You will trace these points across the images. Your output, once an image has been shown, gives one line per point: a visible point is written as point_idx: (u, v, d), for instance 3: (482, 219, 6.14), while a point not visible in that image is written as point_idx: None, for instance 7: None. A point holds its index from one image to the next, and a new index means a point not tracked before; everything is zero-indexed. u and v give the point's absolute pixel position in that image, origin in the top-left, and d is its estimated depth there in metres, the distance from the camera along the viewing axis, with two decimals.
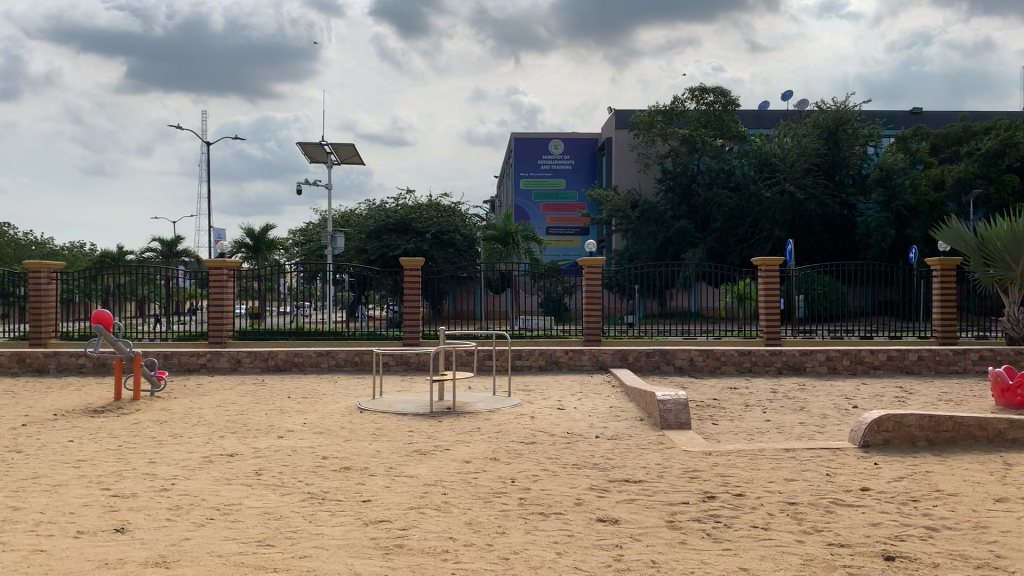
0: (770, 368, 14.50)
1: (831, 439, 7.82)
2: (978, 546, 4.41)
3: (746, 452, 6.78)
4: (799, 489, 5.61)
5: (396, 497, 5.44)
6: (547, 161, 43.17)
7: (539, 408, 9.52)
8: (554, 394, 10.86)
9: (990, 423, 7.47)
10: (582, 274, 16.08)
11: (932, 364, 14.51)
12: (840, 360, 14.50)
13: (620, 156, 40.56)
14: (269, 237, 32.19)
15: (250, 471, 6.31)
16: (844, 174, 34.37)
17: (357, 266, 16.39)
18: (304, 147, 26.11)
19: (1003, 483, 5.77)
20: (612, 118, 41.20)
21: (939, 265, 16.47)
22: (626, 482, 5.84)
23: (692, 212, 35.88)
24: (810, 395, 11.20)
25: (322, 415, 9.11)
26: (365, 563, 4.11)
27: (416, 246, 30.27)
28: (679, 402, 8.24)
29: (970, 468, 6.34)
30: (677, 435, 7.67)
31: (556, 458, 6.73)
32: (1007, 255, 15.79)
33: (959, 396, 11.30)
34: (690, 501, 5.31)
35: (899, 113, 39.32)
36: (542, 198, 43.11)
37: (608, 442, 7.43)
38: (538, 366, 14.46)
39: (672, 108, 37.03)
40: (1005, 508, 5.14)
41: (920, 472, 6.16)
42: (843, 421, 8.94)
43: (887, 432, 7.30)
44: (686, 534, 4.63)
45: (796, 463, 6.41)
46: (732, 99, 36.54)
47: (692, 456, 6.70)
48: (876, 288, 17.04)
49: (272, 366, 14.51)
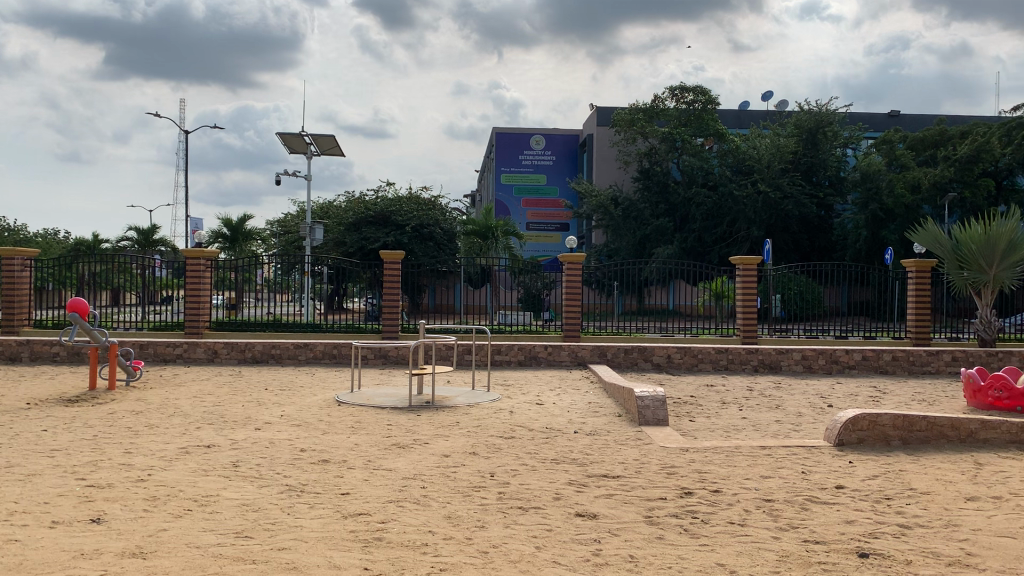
0: (745, 366, 14.60)
1: (806, 437, 7.91)
2: (948, 544, 4.48)
3: (723, 449, 6.83)
4: (775, 486, 5.67)
5: (375, 490, 5.44)
6: (528, 156, 43.13)
7: (518, 403, 9.53)
8: (533, 389, 10.88)
9: (962, 423, 7.57)
10: (562, 269, 16.09)
11: (905, 364, 14.69)
12: (815, 359, 14.66)
13: (601, 153, 40.60)
14: (247, 227, 31.89)
15: (227, 463, 6.27)
16: (821, 175, 34.56)
17: (335, 259, 16.20)
18: (284, 137, 25.90)
19: (974, 483, 5.88)
20: (593, 115, 41.19)
21: (915, 266, 16.60)
22: (604, 477, 5.88)
23: (671, 209, 36.01)
24: (785, 393, 11.34)
25: (299, 407, 9.08)
26: (344, 555, 4.11)
27: (396, 240, 30.23)
28: (657, 398, 8.29)
29: (942, 467, 6.44)
30: (655, 431, 7.71)
31: (535, 453, 6.75)
32: (981, 258, 16.06)
33: (931, 396, 11.48)
34: (668, 497, 5.35)
35: (877, 115, 39.77)
36: (522, 193, 43.07)
37: (586, 437, 7.46)
38: (517, 361, 14.48)
39: (653, 105, 37.16)
40: (975, 507, 5.24)
41: (893, 471, 6.23)
42: (817, 419, 9.05)
43: (862, 431, 7.39)
44: (664, 529, 4.67)
45: (772, 461, 6.47)
46: (714, 99, 36.64)
47: (669, 452, 6.75)
48: (851, 288, 17.14)
49: (248, 358, 14.42)
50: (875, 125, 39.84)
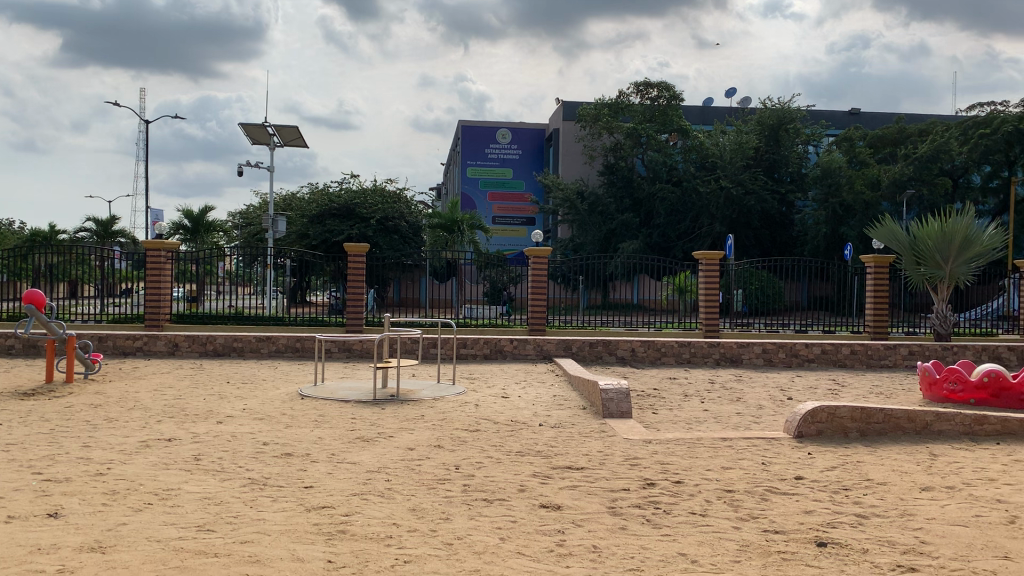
0: (707, 360, 14.76)
1: (767, 429, 8.02)
2: (904, 533, 4.59)
3: (685, 441, 6.90)
4: (736, 477, 5.75)
5: (339, 484, 5.41)
6: (494, 150, 43.05)
7: (483, 396, 9.54)
8: (498, 382, 10.90)
9: (918, 415, 7.73)
10: (527, 263, 16.11)
11: (863, 358, 14.96)
12: (775, 353, 14.87)
13: (566, 147, 40.69)
14: (208, 218, 31.45)
15: (189, 457, 6.20)
16: (783, 172, 35.00)
17: (298, 251, 16.03)
18: (246, 127, 25.57)
19: (928, 473, 6.01)
20: (559, 109, 41.27)
21: (873, 262, 16.91)
22: (568, 469, 5.92)
23: (635, 204, 36.21)
24: (746, 386, 11.49)
25: (262, 400, 9.00)
26: (307, 548, 4.09)
27: (360, 232, 30.03)
28: (621, 391, 8.36)
29: (898, 458, 6.57)
30: (619, 424, 7.77)
31: (500, 445, 6.76)
32: (937, 254, 16.42)
33: (889, 389, 11.72)
34: (631, 488, 5.40)
35: (838, 113, 40.36)
36: (488, 186, 43.03)
37: (551, 430, 7.49)
38: (483, 355, 14.48)
39: (618, 101, 37.39)
40: (929, 497, 5.36)
41: (851, 462, 6.35)
42: (778, 411, 9.18)
43: (821, 423, 7.52)
44: (627, 520, 4.71)
45: (733, 452, 6.55)
46: (677, 95, 37.08)
47: (633, 444, 6.81)
48: (811, 283, 17.45)
49: (210, 350, 14.25)
50: (836, 122, 40.43)
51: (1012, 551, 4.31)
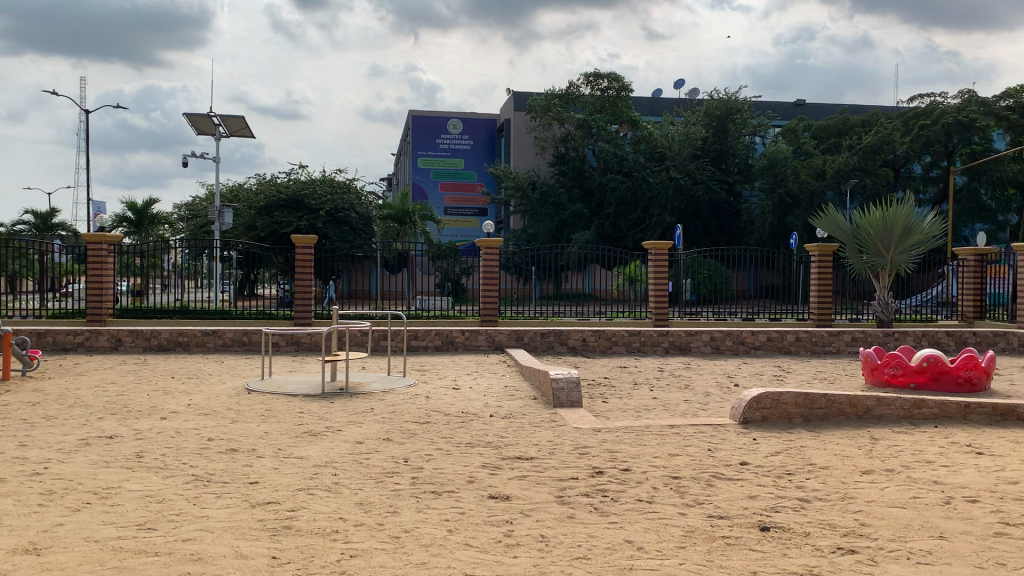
0: (657, 348, 14.92)
1: (713, 416, 8.15)
2: (844, 516, 4.69)
3: (634, 428, 6.96)
4: (682, 464, 5.82)
5: (285, 479, 5.35)
6: (445, 141, 42.86)
7: (434, 388, 9.52)
8: (449, 374, 10.89)
9: (860, 400, 7.90)
10: (479, 254, 16.09)
11: (808, 344, 15.26)
12: (723, 340, 15.09)
13: (517, 138, 40.68)
14: (152, 211, 30.81)
15: (130, 454, 6.07)
16: (730, 162, 35.46)
17: (246, 243, 15.78)
18: (190, 118, 25.07)
19: (869, 457, 6.15)
20: (510, 100, 41.24)
21: (817, 251, 17.25)
22: (517, 459, 5.93)
23: (586, 195, 36.36)
24: (694, 374, 11.65)
25: (208, 396, 8.85)
26: (251, 544, 4.03)
27: (309, 224, 29.68)
28: (571, 380, 8.40)
29: (840, 442, 6.72)
30: (568, 413, 7.81)
31: (449, 437, 6.75)
32: (879, 243, 16.81)
33: (832, 375, 12.00)
34: (580, 476, 5.43)
35: (784, 104, 41.01)
36: (439, 176, 42.84)
37: (501, 420, 7.50)
38: (434, 347, 14.43)
39: (568, 92, 37.51)
40: (869, 480, 5.48)
41: (794, 447, 6.47)
42: (725, 398, 9.32)
43: (765, 409, 7.65)
44: (574, 509, 4.74)
45: (681, 439, 6.63)
46: (626, 85, 37.34)
47: (582, 433, 6.85)
48: (758, 272, 17.77)
49: (154, 346, 13.97)
50: (782, 113, 41.07)
51: (946, 531, 4.43)
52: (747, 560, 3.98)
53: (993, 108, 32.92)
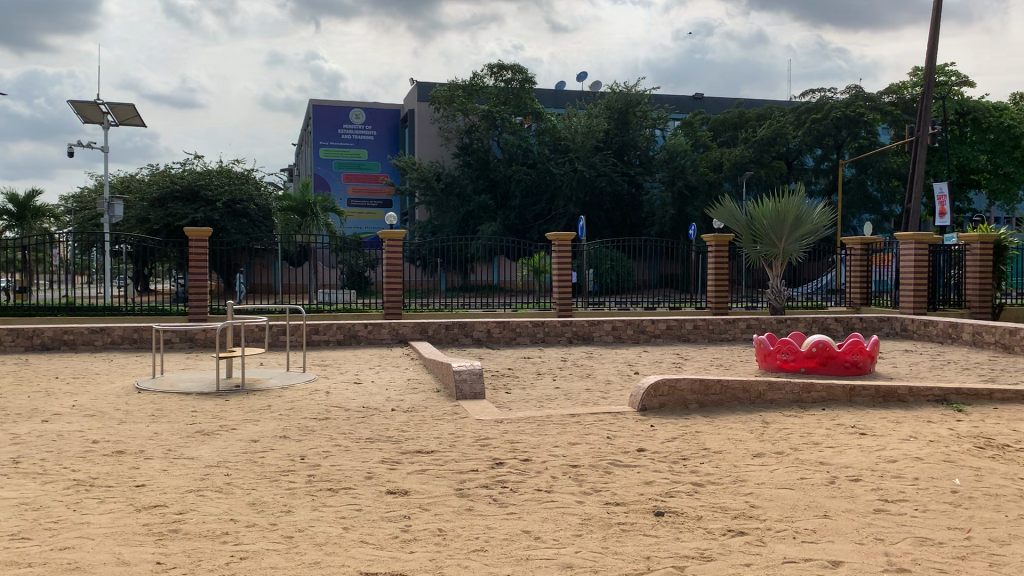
0: (561, 338, 15.09)
1: (613, 404, 8.28)
2: (735, 498, 4.83)
3: (535, 419, 7.02)
4: (581, 452, 5.89)
5: (174, 480, 5.17)
6: (348, 130, 42.20)
7: (335, 383, 9.37)
8: (350, 368, 10.75)
9: (752, 385, 8.17)
10: (382, 246, 15.89)
11: (705, 332, 15.69)
12: (624, 330, 15.36)
13: (421, 128, 40.39)
14: (35, 203, 29.28)
15: (5, 460, 5.75)
16: (632, 154, 36.11)
17: (137, 237, 15.15)
18: (76, 105, 23.91)
19: (760, 440, 6.36)
20: (413, 90, 40.89)
21: (714, 241, 17.76)
22: (417, 453, 5.89)
23: (491, 186, 36.39)
24: (596, 363, 11.82)
25: (95, 396, 8.48)
26: (134, 550, 3.87)
27: (205, 216, 28.78)
28: (473, 372, 8.39)
29: (733, 427, 6.93)
30: (470, 405, 7.81)
31: (349, 433, 6.65)
32: (772, 232, 17.42)
33: (727, 361, 12.38)
34: (479, 468, 5.43)
35: (682, 98, 42.03)
36: (342, 167, 42.18)
37: (402, 414, 7.44)
38: (336, 341, 14.18)
39: (472, 82, 37.41)
40: (760, 462, 5.67)
41: (690, 432, 6.64)
42: (625, 386, 9.50)
43: (663, 396, 7.82)
44: (473, 501, 4.74)
45: (580, 428, 6.71)
46: (530, 78, 37.13)
47: (484, 425, 6.85)
48: (659, 262, 18.18)
49: (37, 345, 13.30)
50: (681, 107, 42.08)
51: (830, 509, 4.62)
52: (641, 545, 4.06)
53: (879, 104, 34.49)
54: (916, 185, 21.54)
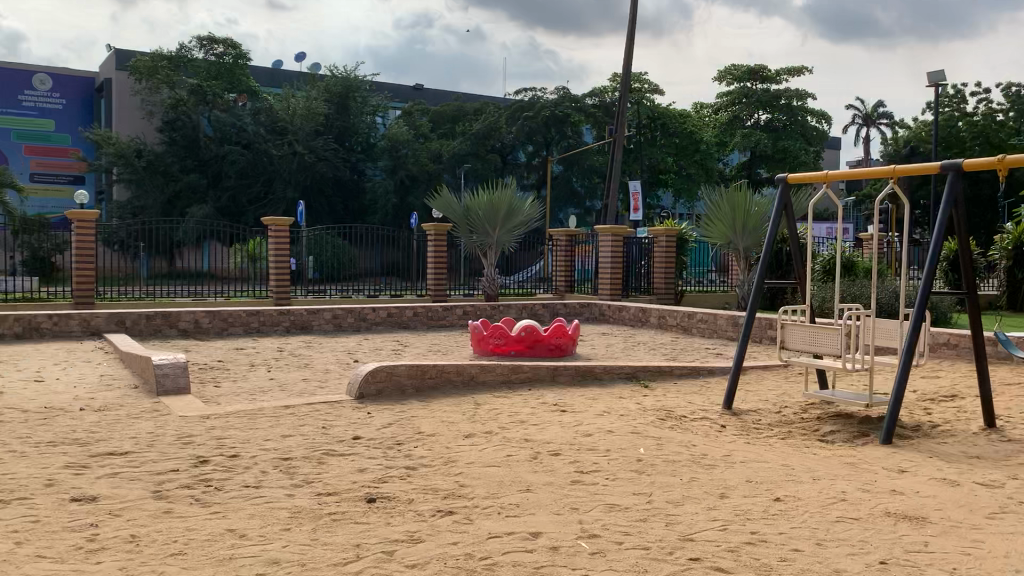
0: (277, 328, 14.65)
1: (328, 393, 8.18)
2: (446, 479, 4.98)
3: (245, 411, 6.75)
4: (293, 444, 5.75)
5: None
6: (30, 96, 37.63)
7: (11, 382, 8.33)
8: (30, 364, 9.61)
9: (464, 368, 8.44)
10: (71, 228, 14.43)
11: (424, 319, 15.99)
12: (344, 318, 15.22)
13: (121, 100, 37.01)
14: None
15: None
16: (352, 140, 35.85)
17: None
18: None
19: (471, 422, 6.59)
20: (110, 57, 37.33)
21: (433, 229, 18.29)
22: (110, 455, 5.41)
23: (202, 166, 34.23)
24: (312, 352, 11.59)
25: None
26: None
27: None
28: (177, 366, 7.89)
29: (446, 410, 7.13)
30: (173, 401, 7.32)
31: (26, 437, 5.94)
32: (486, 222, 18.36)
33: (444, 346, 12.72)
34: (182, 467, 5.10)
35: (403, 87, 42.64)
36: (22, 137, 37.57)
37: (93, 414, 6.79)
38: (13, 334, 12.61)
39: (178, 54, 34.89)
40: (470, 443, 5.88)
41: (404, 417, 6.73)
42: (341, 374, 9.43)
43: (379, 383, 7.87)
44: (173, 503, 4.44)
45: (293, 419, 6.55)
46: (243, 55, 35.72)
47: (188, 421, 6.45)
48: (380, 250, 18.26)
49: None
50: (400, 95, 42.52)
51: (532, 484, 4.91)
52: (351, 533, 4.05)
53: (583, 105, 37.25)
54: (613, 182, 23.60)
